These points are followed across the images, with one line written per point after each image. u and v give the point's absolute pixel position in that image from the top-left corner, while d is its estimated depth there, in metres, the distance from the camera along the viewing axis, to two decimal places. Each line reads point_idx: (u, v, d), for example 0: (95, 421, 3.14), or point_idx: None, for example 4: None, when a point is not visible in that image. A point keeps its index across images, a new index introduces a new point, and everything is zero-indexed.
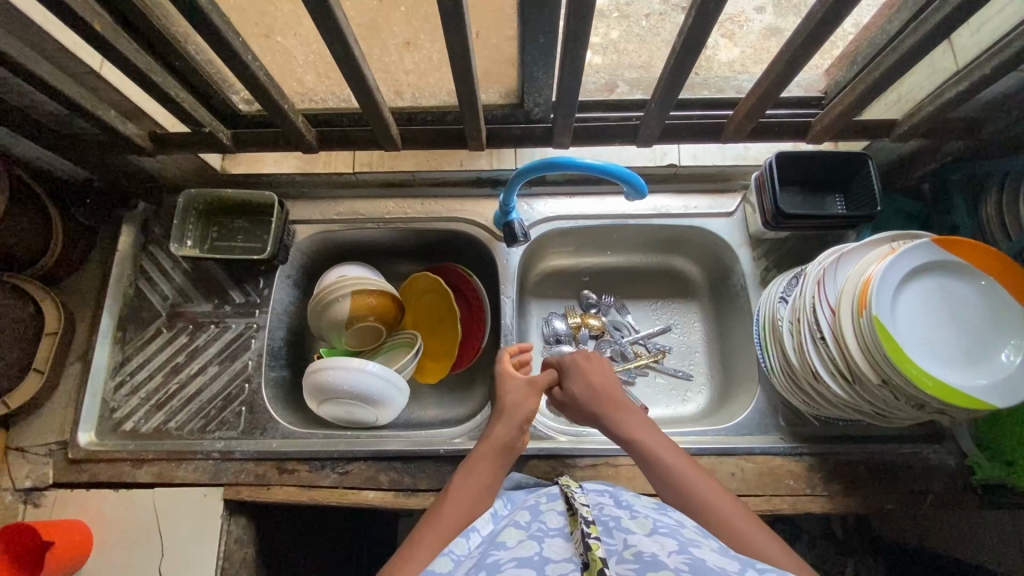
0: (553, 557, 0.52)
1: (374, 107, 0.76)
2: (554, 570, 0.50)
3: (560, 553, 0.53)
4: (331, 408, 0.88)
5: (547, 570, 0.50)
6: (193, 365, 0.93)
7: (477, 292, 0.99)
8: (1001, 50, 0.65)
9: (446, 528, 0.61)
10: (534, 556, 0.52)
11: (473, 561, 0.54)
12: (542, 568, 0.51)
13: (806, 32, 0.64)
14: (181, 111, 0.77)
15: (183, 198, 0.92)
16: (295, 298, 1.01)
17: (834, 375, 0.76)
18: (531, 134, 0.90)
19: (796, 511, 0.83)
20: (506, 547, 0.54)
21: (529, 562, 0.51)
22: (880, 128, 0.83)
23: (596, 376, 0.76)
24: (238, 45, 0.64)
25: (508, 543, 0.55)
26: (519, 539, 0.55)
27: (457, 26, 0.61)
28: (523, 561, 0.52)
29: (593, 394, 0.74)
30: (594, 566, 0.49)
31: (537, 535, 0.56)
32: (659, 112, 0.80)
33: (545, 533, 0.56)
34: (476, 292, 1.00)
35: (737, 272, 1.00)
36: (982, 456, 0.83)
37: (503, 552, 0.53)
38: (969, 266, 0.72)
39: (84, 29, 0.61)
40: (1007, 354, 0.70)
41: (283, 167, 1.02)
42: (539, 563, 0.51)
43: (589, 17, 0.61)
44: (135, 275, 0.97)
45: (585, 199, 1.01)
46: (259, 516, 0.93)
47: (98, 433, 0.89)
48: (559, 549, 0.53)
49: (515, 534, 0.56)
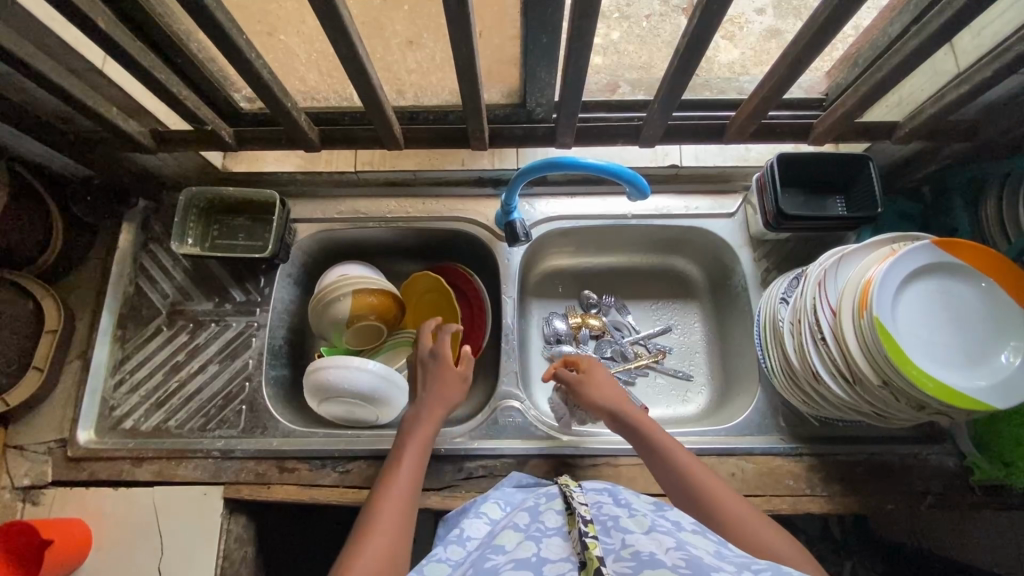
0: (551, 557, 0.52)
1: (377, 105, 0.76)
2: (552, 571, 0.50)
3: (558, 553, 0.53)
4: (330, 406, 0.88)
5: (544, 570, 0.51)
6: (194, 363, 0.93)
7: (477, 290, 1.00)
8: (1002, 53, 0.66)
9: (387, 522, 0.66)
10: (531, 557, 0.52)
11: (473, 565, 0.54)
12: (540, 568, 0.51)
13: (809, 33, 0.64)
14: (183, 108, 0.76)
15: (183, 196, 0.92)
16: (296, 297, 1.01)
17: (835, 375, 0.76)
18: (534, 134, 0.90)
19: (796, 511, 0.84)
20: (505, 551, 0.54)
21: (526, 564, 0.51)
22: (881, 129, 0.84)
23: (605, 380, 0.84)
24: (242, 42, 0.64)
25: (506, 547, 0.55)
26: (517, 541, 0.55)
27: (462, 25, 0.61)
28: (521, 563, 0.51)
29: (604, 395, 0.81)
30: (590, 565, 0.49)
31: (535, 535, 0.55)
32: (662, 111, 0.80)
33: (543, 533, 0.56)
34: (476, 288, 1.01)
35: (737, 273, 1.00)
36: (982, 458, 0.84)
37: (502, 556, 0.53)
38: (970, 267, 0.73)
39: (87, 24, 0.61)
40: (1006, 356, 0.71)
41: (284, 166, 1.02)
42: (537, 564, 0.51)
43: (593, 16, 0.61)
44: (135, 274, 0.97)
45: (587, 199, 1.02)
46: (259, 515, 0.93)
47: (98, 430, 0.89)
48: (557, 549, 0.53)
49: (513, 537, 0.56)
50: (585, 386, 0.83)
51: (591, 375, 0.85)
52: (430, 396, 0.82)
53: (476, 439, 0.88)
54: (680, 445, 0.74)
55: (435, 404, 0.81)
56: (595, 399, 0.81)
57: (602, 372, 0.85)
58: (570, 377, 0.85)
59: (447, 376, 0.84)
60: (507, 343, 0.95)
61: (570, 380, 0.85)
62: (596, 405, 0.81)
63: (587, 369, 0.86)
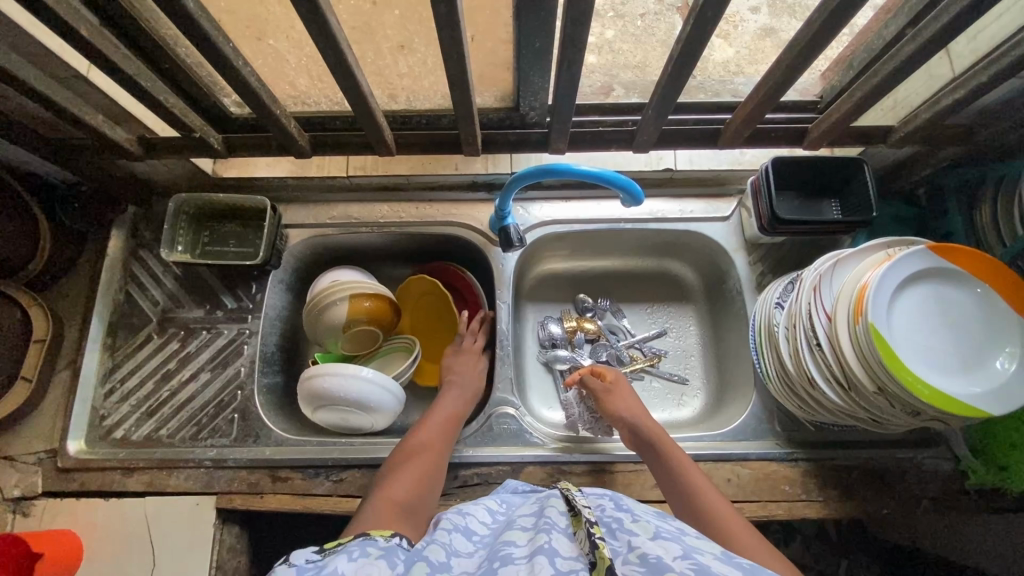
0: (563, 551, 0.49)
1: (368, 111, 0.75)
2: (564, 565, 0.47)
3: (568, 550, 0.50)
4: (323, 414, 0.87)
5: (556, 563, 0.47)
6: (184, 372, 0.92)
7: (471, 287, 0.99)
8: (998, 58, 0.65)
9: (408, 483, 0.71)
10: (542, 551, 0.49)
11: (483, 560, 0.52)
12: (551, 559, 0.48)
13: (805, 39, 0.63)
14: (171, 116, 0.75)
15: (173, 202, 0.90)
16: (288, 303, 1.00)
17: (831, 381, 0.76)
18: (528, 140, 0.88)
19: (791, 517, 0.84)
20: (518, 543, 0.52)
21: (538, 553, 0.49)
22: (876, 133, 0.83)
23: (629, 395, 0.86)
24: (228, 50, 0.63)
25: (517, 541, 0.53)
26: (528, 537, 0.53)
27: (451, 31, 0.60)
28: (534, 552, 0.49)
29: (627, 404, 0.84)
30: (602, 565, 0.47)
31: (545, 528, 0.53)
32: (657, 115, 0.79)
33: (552, 526, 0.53)
34: (468, 284, 0.99)
35: (734, 277, 0.99)
36: (976, 461, 0.84)
37: (516, 547, 0.51)
38: (967, 274, 0.72)
39: (69, 32, 0.59)
40: (1002, 362, 0.71)
41: (276, 171, 1.00)
42: (550, 553, 0.48)
43: (586, 23, 0.60)
44: (124, 280, 0.95)
45: (582, 203, 1.01)
46: (252, 523, 0.92)
47: (88, 440, 0.88)
48: (567, 545, 0.50)
49: (522, 532, 0.54)
50: (609, 395, 0.85)
51: (616, 387, 0.87)
52: (458, 385, 0.88)
53: (470, 447, 0.87)
54: (685, 453, 0.77)
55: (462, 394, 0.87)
56: (615, 408, 0.83)
57: (627, 387, 0.87)
58: (595, 386, 0.88)
59: (473, 368, 0.92)
60: (500, 349, 0.94)
61: (595, 388, 0.88)
62: (616, 414, 0.83)
63: (610, 380, 0.88)
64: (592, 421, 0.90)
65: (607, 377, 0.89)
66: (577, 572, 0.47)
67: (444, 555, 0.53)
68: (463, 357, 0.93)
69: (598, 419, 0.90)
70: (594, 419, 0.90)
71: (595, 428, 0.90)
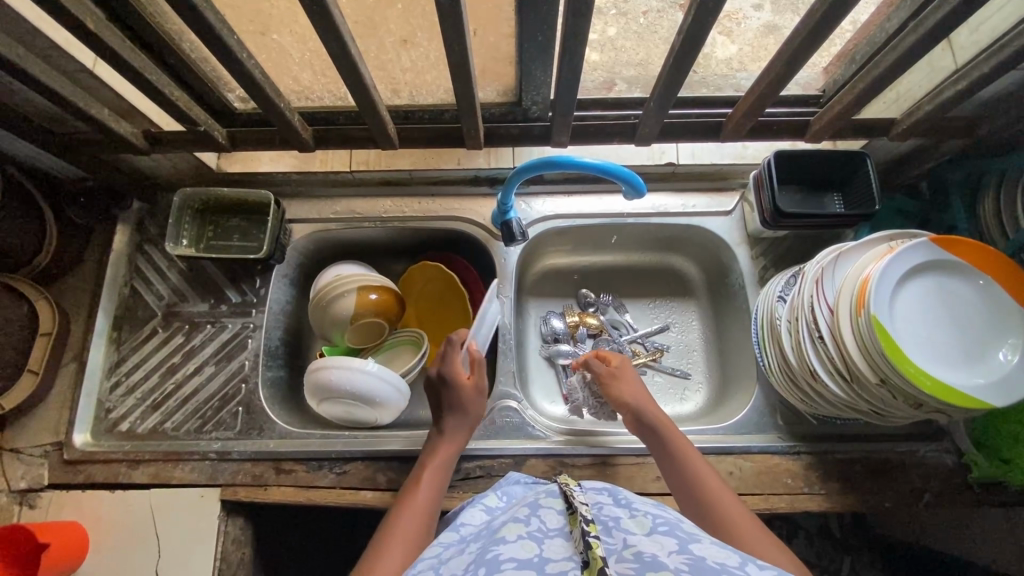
0: (554, 557, 0.49)
1: (372, 107, 0.76)
2: (554, 568, 0.47)
3: (560, 553, 0.49)
4: (328, 406, 0.88)
5: (546, 569, 0.47)
6: (190, 365, 0.92)
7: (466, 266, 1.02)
8: (1000, 49, 0.65)
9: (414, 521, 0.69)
10: (534, 557, 0.49)
11: (473, 557, 0.51)
12: (542, 568, 0.47)
13: (805, 31, 0.63)
14: (177, 109, 0.75)
15: (178, 197, 0.91)
16: (291, 297, 1.00)
17: (833, 375, 0.76)
18: (530, 133, 0.89)
19: (794, 510, 0.84)
20: (507, 543, 0.51)
21: (528, 562, 0.48)
22: (877, 126, 0.83)
23: (635, 381, 0.86)
24: (233, 42, 0.63)
25: (508, 539, 0.52)
26: (518, 536, 0.52)
27: (455, 24, 0.60)
28: (521, 558, 0.48)
29: (632, 390, 0.84)
30: (594, 564, 0.46)
31: (537, 534, 0.52)
32: (658, 110, 0.79)
33: (545, 533, 0.52)
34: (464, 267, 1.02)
35: (736, 271, 0.99)
36: (980, 454, 0.84)
37: (503, 548, 0.50)
38: (969, 266, 0.72)
39: (76, 25, 0.60)
40: (1005, 353, 0.70)
41: (278, 166, 1.02)
42: (539, 563, 0.48)
43: (588, 15, 0.60)
44: (130, 275, 0.96)
45: (584, 198, 1.01)
46: (257, 517, 0.93)
47: (94, 433, 0.89)
48: (559, 549, 0.50)
49: (514, 531, 0.53)
50: (615, 381, 0.85)
51: (620, 376, 0.86)
52: (455, 415, 0.82)
53: (473, 440, 0.87)
54: (689, 443, 0.76)
55: (460, 423, 0.82)
56: (623, 393, 0.83)
57: (632, 373, 0.87)
58: (600, 369, 0.88)
59: (464, 393, 0.83)
60: (502, 343, 0.95)
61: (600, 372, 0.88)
62: (623, 400, 0.82)
63: (616, 366, 0.88)
64: (597, 405, 0.94)
65: (612, 362, 0.89)
66: (568, 572, 0.46)
67: (431, 568, 0.52)
68: (451, 386, 0.83)
69: (603, 403, 0.94)
70: (599, 403, 0.94)
71: (599, 412, 0.94)
